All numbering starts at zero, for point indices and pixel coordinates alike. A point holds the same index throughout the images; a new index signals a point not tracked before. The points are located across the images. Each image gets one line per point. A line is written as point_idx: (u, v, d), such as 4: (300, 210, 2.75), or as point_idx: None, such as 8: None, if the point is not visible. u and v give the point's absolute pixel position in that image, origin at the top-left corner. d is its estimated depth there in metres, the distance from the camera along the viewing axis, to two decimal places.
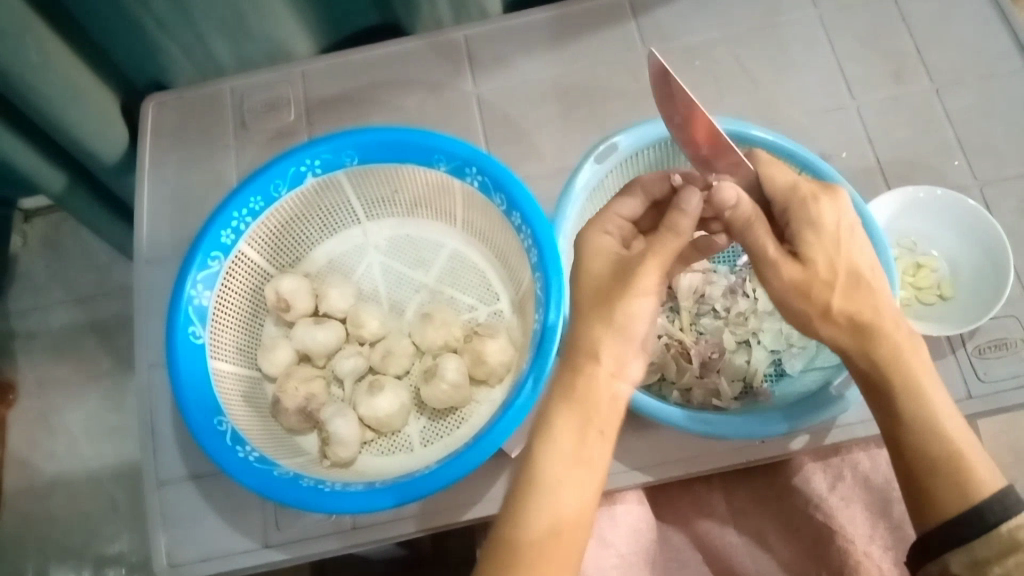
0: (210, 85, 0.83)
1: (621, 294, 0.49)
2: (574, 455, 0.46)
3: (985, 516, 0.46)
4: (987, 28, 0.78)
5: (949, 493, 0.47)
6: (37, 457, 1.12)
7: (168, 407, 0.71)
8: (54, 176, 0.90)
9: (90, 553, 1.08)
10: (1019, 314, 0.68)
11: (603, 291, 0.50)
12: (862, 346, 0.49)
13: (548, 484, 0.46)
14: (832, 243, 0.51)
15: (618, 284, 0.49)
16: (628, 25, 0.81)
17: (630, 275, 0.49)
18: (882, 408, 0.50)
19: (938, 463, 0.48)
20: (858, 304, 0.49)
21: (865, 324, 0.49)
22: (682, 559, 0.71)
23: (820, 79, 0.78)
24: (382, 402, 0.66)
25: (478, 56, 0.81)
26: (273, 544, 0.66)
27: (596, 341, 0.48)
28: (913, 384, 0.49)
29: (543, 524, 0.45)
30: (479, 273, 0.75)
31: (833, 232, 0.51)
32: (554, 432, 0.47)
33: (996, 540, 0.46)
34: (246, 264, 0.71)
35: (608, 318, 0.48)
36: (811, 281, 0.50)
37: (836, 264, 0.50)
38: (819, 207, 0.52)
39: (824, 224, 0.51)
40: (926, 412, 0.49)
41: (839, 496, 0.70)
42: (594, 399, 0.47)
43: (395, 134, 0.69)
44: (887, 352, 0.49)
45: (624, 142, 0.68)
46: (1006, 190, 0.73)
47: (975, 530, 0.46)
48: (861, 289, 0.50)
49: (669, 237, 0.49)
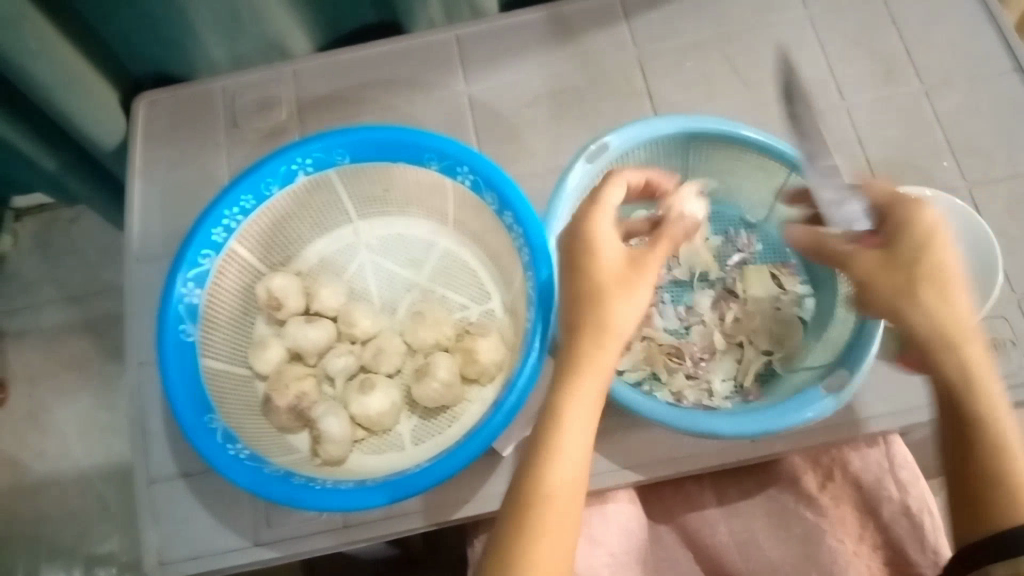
0: (202, 83, 0.83)
1: (638, 280, 0.50)
2: (588, 415, 0.48)
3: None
4: (977, 30, 0.79)
5: (1006, 507, 0.48)
6: (28, 456, 1.12)
7: (158, 405, 0.71)
8: (44, 154, 0.92)
9: (81, 553, 1.07)
10: (1009, 314, 0.68)
11: (618, 269, 0.50)
12: (946, 345, 0.51)
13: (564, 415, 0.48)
14: (923, 239, 0.52)
15: (633, 271, 0.50)
16: (620, 25, 0.81)
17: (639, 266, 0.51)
18: (957, 415, 0.51)
19: (1000, 471, 0.49)
20: (948, 303, 0.51)
21: (949, 322, 0.51)
22: (674, 559, 0.72)
23: (812, 80, 0.78)
24: (373, 400, 0.66)
25: (470, 55, 0.81)
26: (264, 543, 0.66)
27: (613, 314, 0.49)
28: (985, 399, 0.50)
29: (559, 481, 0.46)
30: (471, 272, 0.75)
31: (931, 229, 0.52)
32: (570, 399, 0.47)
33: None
34: (237, 262, 0.71)
35: (626, 297, 0.49)
36: (896, 262, 0.52)
37: (922, 254, 0.52)
38: (923, 210, 0.53)
39: (921, 222, 0.53)
40: (993, 426, 0.50)
41: (829, 495, 0.71)
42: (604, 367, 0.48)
43: (386, 133, 0.69)
44: (961, 362, 0.51)
45: (616, 142, 0.68)
46: (995, 191, 0.73)
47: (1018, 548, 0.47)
48: (939, 284, 0.51)
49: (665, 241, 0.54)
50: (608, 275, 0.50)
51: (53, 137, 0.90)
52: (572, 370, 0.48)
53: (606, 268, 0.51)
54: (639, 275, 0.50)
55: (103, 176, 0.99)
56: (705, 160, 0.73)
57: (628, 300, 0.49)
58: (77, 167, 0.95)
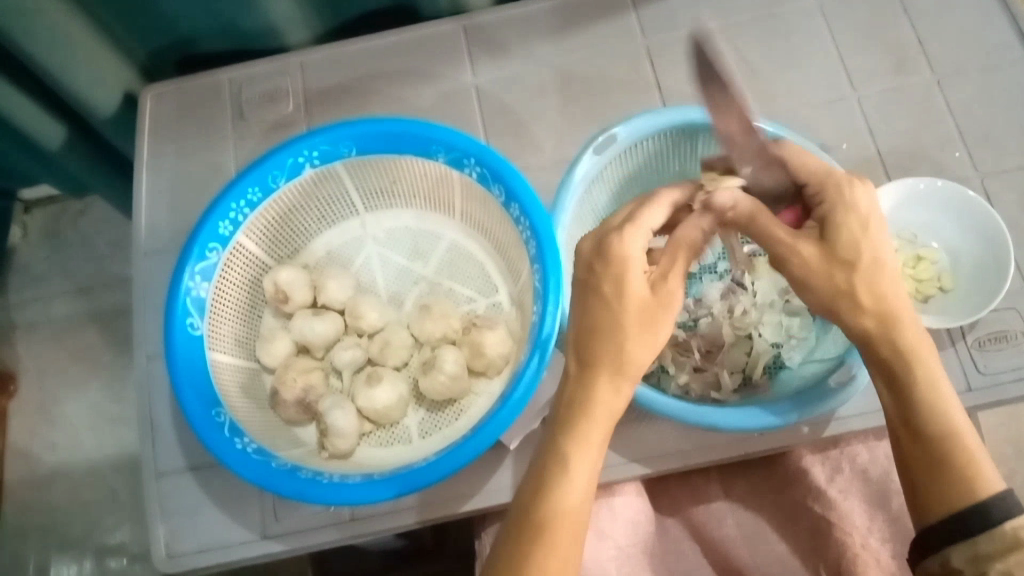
0: (210, 74, 0.82)
1: (664, 316, 0.49)
2: (594, 459, 0.47)
3: (988, 514, 0.45)
4: (989, 18, 0.78)
5: (960, 488, 0.46)
6: (38, 448, 1.12)
7: (166, 398, 0.71)
8: (49, 122, 0.91)
9: (92, 544, 1.08)
10: (1020, 306, 0.68)
11: (646, 302, 0.48)
12: (883, 334, 0.49)
13: (577, 458, 0.46)
14: (863, 227, 0.50)
15: (660, 304, 0.49)
16: (628, 15, 0.80)
17: (667, 294, 0.50)
18: (897, 405, 0.49)
19: (949, 457, 0.47)
20: (878, 294, 0.49)
21: (890, 314, 0.48)
22: (681, 551, 0.71)
23: (822, 70, 0.77)
24: (381, 393, 0.66)
25: (476, 46, 0.81)
26: (271, 536, 0.66)
27: (639, 361, 0.48)
28: (926, 383, 0.48)
29: (559, 523, 0.45)
30: (478, 264, 0.74)
31: (865, 217, 0.50)
32: (580, 445, 0.47)
33: (999, 537, 0.45)
34: (244, 255, 0.71)
35: (651, 335, 0.48)
36: (833, 258, 0.49)
37: (862, 250, 0.49)
38: (857, 194, 0.51)
39: (858, 208, 0.50)
40: (937, 410, 0.48)
41: (837, 489, 0.70)
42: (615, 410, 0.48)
43: (393, 125, 0.68)
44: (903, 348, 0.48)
45: (624, 133, 0.67)
46: (1007, 182, 0.72)
47: (976, 527, 0.45)
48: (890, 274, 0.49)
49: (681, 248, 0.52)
50: (632, 307, 0.48)
51: (58, 108, 0.90)
52: (586, 416, 0.47)
53: (628, 307, 0.48)
54: (670, 305, 0.50)
55: (101, 146, 0.99)
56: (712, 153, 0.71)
57: (651, 339, 0.48)
58: (80, 134, 0.96)
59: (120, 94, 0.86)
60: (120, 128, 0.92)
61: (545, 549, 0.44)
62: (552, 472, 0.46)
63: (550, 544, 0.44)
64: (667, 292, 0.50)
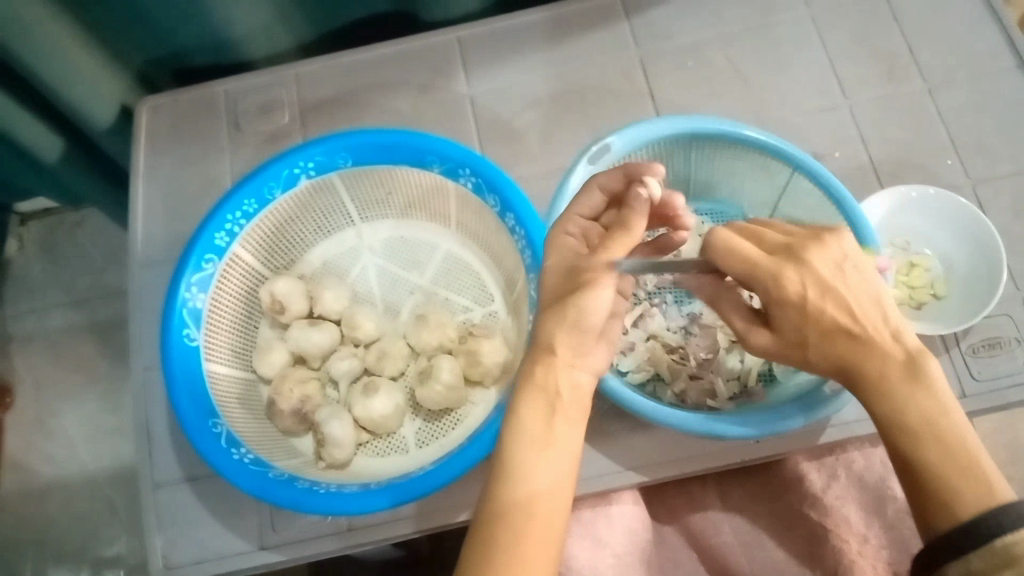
0: (205, 86, 0.83)
1: (577, 291, 0.47)
2: (542, 435, 0.44)
3: (975, 532, 0.39)
4: (979, 27, 0.78)
5: (937, 512, 0.41)
6: (34, 459, 1.12)
7: (163, 410, 0.71)
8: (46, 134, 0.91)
9: (89, 555, 1.08)
10: (1013, 312, 0.68)
11: (561, 288, 0.48)
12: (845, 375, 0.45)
13: (515, 441, 0.44)
14: (801, 314, 0.45)
15: (575, 283, 0.47)
16: (621, 24, 0.81)
17: (584, 274, 0.47)
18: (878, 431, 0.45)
19: (926, 483, 0.42)
20: (836, 359, 0.45)
21: (854, 372, 0.45)
22: (678, 559, 0.72)
23: (814, 79, 0.78)
24: (377, 403, 0.66)
25: (470, 58, 0.81)
26: (269, 546, 0.66)
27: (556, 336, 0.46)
28: (903, 409, 0.43)
29: (513, 509, 0.42)
30: (474, 274, 0.75)
31: (799, 296, 0.45)
32: (516, 427, 0.44)
33: (988, 553, 0.39)
34: (241, 266, 0.71)
35: (564, 314, 0.46)
36: (789, 348, 0.47)
37: (808, 331, 0.45)
38: (784, 279, 0.45)
39: (788, 298, 0.45)
40: (913, 432, 0.42)
41: (833, 495, 0.70)
42: (556, 387, 0.45)
43: (387, 136, 0.69)
44: (876, 386, 0.44)
45: (618, 143, 0.67)
46: (999, 189, 0.73)
47: (964, 546, 0.40)
48: (849, 347, 0.44)
49: (619, 232, 0.48)
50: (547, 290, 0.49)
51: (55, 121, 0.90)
52: (515, 400, 0.45)
53: (551, 290, 0.49)
54: (583, 285, 0.47)
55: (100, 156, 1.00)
56: (714, 159, 0.72)
57: (565, 316, 0.46)
58: (79, 145, 0.96)
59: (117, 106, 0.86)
60: (118, 141, 0.92)
61: (494, 531, 0.42)
62: (500, 457, 0.44)
63: (497, 526, 0.42)
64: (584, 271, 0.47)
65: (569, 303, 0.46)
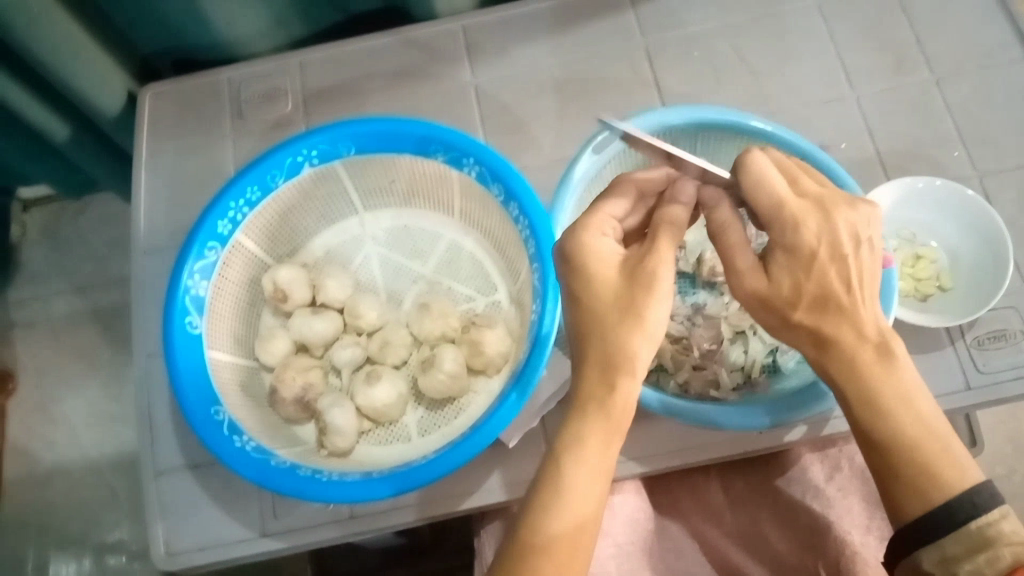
0: (209, 74, 0.82)
1: (645, 301, 0.44)
2: (597, 464, 0.44)
3: (954, 513, 0.44)
4: (987, 17, 0.78)
5: (914, 497, 0.45)
6: (36, 446, 1.12)
7: (165, 397, 0.71)
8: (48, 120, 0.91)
9: (91, 542, 1.08)
10: (1019, 305, 0.68)
11: (606, 297, 0.45)
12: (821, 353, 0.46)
13: (574, 466, 0.44)
14: (805, 267, 0.45)
15: (631, 291, 0.45)
16: (627, 13, 0.81)
17: (649, 279, 0.45)
18: (849, 415, 0.46)
19: (904, 470, 0.45)
20: (831, 316, 0.45)
21: (827, 338, 0.45)
22: (680, 549, 0.70)
23: (821, 69, 0.77)
24: (379, 392, 0.66)
25: (475, 46, 0.81)
26: (271, 533, 0.66)
27: (625, 354, 0.44)
28: (876, 392, 0.45)
29: (560, 538, 0.43)
30: (477, 264, 0.75)
31: (812, 251, 0.45)
32: (575, 453, 0.44)
33: (966, 536, 0.44)
34: (243, 254, 0.71)
35: (622, 327, 0.44)
36: (771, 305, 0.46)
37: (807, 286, 0.45)
38: (801, 231, 0.45)
39: (801, 248, 0.45)
40: (886, 417, 0.45)
41: (836, 487, 0.71)
42: (622, 413, 0.44)
43: (391, 124, 0.68)
44: (853, 367, 0.45)
45: (623, 132, 0.67)
46: (1005, 182, 0.72)
47: (944, 528, 0.44)
48: (830, 311, 0.45)
49: (671, 234, 0.46)
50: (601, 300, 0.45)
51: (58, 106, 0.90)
52: (581, 425, 0.44)
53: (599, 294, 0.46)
54: (646, 296, 0.44)
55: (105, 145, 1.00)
56: (715, 154, 0.72)
57: (626, 332, 0.44)
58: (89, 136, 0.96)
59: (120, 93, 0.86)
60: (121, 128, 0.92)
61: (535, 558, 0.43)
62: (552, 480, 0.44)
63: (541, 557, 0.42)
64: (643, 278, 0.45)
65: (642, 318, 0.44)
